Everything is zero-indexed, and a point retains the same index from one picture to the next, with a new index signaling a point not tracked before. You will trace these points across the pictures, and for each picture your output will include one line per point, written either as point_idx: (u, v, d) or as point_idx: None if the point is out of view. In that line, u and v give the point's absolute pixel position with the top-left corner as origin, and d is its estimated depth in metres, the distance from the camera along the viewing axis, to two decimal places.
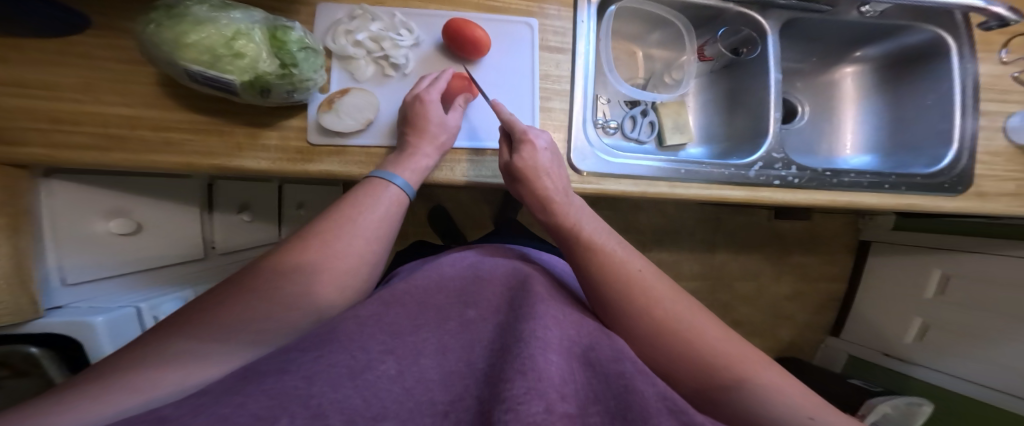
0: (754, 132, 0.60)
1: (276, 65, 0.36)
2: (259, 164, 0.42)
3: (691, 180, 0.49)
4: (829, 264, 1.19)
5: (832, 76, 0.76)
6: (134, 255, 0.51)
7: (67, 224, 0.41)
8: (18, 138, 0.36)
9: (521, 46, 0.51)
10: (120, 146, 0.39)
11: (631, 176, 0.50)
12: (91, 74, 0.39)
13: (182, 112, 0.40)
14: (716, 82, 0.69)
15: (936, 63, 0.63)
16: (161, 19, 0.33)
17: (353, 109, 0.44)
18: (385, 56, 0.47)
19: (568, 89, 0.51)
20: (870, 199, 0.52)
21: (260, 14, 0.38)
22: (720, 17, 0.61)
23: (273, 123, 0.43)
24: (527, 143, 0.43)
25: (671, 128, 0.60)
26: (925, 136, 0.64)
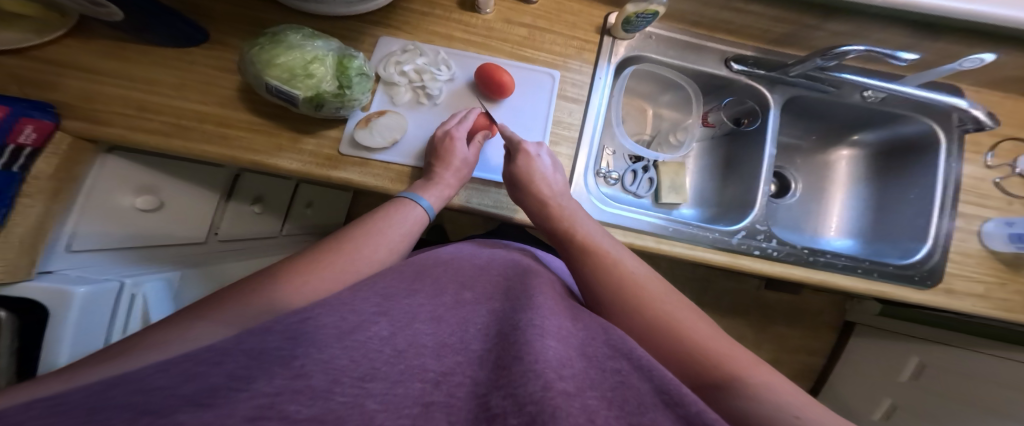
0: (742, 202, 0.65)
1: (335, 85, 0.42)
2: (291, 164, 0.46)
3: (678, 239, 0.53)
4: (813, 337, 1.22)
5: (829, 157, 0.82)
6: (143, 231, 0.55)
7: (100, 193, 0.48)
8: (105, 121, 0.43)
9: (541, 91, 0.55)
10: (180, 133, 0.44)
11: (622, 227, 0.53)
12: (187, 77, 0.46)
13: (246, 114, 0.46)
14: (716, 148, 0.74)
15: (924, 156, 0.68)
16: (266, 44, 0.40)
17: (384, 129, 0.49)
18: (422, 86, 0.53)
19: (576, 137, 0.55)
20: (843, 281, 0.56)
21: (337, 44, 0.44)
22: (729, 87, 0.66)
23: (313, 131, 0.48)
24: (523, 152, 0.48)
25: (668, 187, 0.64)
26: (904, 230, 0.68)
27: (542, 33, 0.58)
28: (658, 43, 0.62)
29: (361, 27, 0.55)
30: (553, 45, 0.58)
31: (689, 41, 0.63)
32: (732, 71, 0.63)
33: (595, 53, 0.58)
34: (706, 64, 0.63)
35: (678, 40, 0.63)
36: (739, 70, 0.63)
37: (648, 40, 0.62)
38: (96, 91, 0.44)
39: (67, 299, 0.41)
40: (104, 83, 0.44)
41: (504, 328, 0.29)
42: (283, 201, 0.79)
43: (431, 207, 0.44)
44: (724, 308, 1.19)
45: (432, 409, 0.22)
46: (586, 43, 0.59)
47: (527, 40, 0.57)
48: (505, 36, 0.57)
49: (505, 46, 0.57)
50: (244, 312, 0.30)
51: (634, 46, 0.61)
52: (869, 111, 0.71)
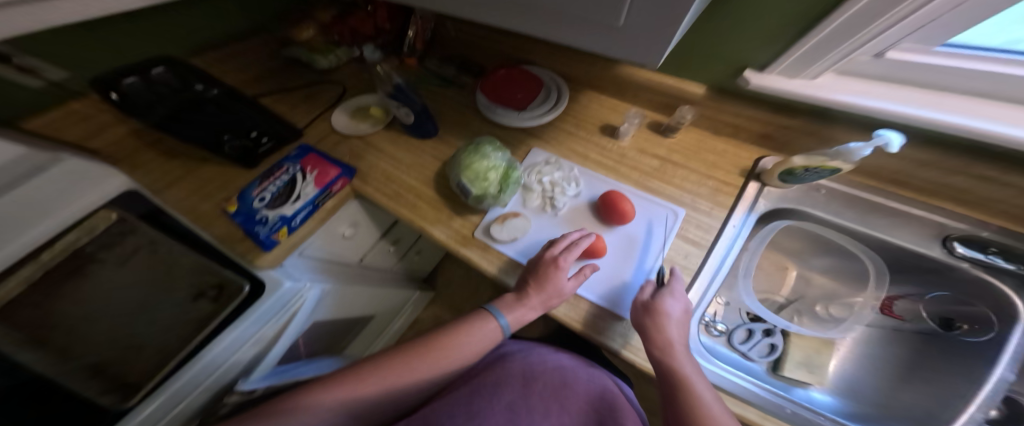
0: (925, 416, 0.47)
1: (497, 188, 0.57)
2: (442, 235, 0.62)
3: (794, 422, 0.42)
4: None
5: None
6: (330, 249, 0.77)
7: (331, 223, 0.72)
8: (369, 181, 0.70)
9: (657, 227, 0.55)
10: (394, 198, 0.69)
11: (722, 390, 0.45)
12: (416, 159, 0.72)
13: (431, 192, 0.68)
14: (897, 342, 0.54)
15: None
16: (470, 150, 0.59)
17: (513, 228, 0.58)
18: (551, 197, 0.60)
19: (688, 281, 0.50)
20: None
21: (509, 156, 0.61)
22: (944, 272, 0.50)
23: (463, 214, 0.64)
24: (670, 293, 0.46)
25: (797, 361, 0.53)
26: None
27: (675, 167, 0.59)
28: (829, 198, 0.53)
29: (518, 139, 0.68)
30: (685, 181, 0.57)
31: (868, 199, 0.52)
32: (952, 255, 0.48)
33: (733, 197, 0.55)
34: (894, 232, 0.50)
35: (859, 197, 0.52)
36: (965, 255, 0.48)
37: (815, 193, 0.54)
38: (367, 156, 0.73)
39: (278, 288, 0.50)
40: (371, 150, 0.73)
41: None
42: (405, 247, 1.05)
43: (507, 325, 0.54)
44: None
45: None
46: (723, 184, 0.56)
47: (656, 172, 0.59)
48: (635, 164, 0.61)
49: (632, 174, 0.60)
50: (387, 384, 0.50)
51: (789, 198, 0.54)
52: None
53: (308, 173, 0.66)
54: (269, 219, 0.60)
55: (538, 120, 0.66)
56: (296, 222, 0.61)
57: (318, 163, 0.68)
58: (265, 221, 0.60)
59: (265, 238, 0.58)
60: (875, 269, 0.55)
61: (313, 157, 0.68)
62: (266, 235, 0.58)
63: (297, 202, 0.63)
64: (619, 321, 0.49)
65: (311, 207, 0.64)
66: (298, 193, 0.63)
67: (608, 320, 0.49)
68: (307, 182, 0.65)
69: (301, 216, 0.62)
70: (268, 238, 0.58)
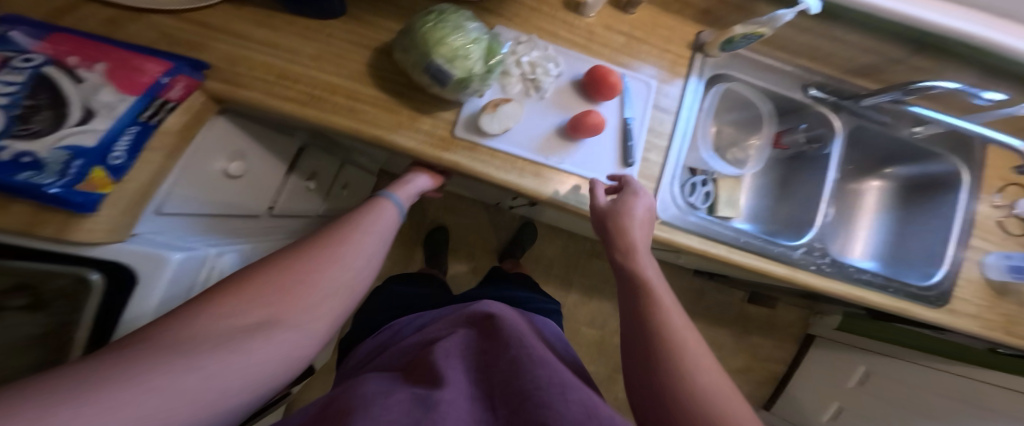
0: (799, 221, 0.70)
1: (483, 68, 0.45)
2: (409, 142, 0.49)
3: (749, 251, 0.55)
4: (779, 347, 1.52)
5: (860, 186, 0.87)
6: (223, 199, 0.55)
7: (201, 157, 0.48)
8: (246, 84, 0.47)
9: (639, 100, 0.58)
10: (313, 103, 0.48)
11: (703, 236, 0.55)
12: (324, 48, 0.50)
13: (373, 90, 0.50)
14: (772, 169, 0.80)
15: (943, 194, 0.75)
16: (433, 21, 0.43)
17: (504, 116, 0.51)
18: (534, 79, 0.54)
19: (666, 145, 0.58)
20: (878, 297, 0.60)
21: (484, 28, 0.46)
22: (801, 112, 0.71)
23: (429, 111, 0.51)
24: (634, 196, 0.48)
25: (725, 202, 0.68)
26: (919, 252, 0.76)
27: (638, 43, 0.61)
28: (745, 63, 0.67)
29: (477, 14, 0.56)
30: (648, 56, 0.61)
31: (765, 61, 0.67)
32: (809, 96, 0.68)
33: (686, 66, 0.62)
34: (779, 84, 0.67)
35: (761, 62, 0.67)
36: (816, 96, 0.68)
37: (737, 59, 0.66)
38: (243, 55, 0.48)
39: (161, 264, 0.39)
40: (250, 49, 0.48)
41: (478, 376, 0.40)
42: (329, 180, 0.85)
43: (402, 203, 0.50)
44: (713, 315, 1.49)
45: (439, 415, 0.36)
46: (679, 57, 0.62)
47: (625, 48, 0.60)
48: (605, 41, 0.60)
49: (604, 50, 0.59)
50: (291, 286, 0.32)
51: (720, 64, 0.64)
52: (910, 147, 0.76)
53: (91, 70, 0.39)
54: (45, 159, 0.34)
55: None
56: (115, 156, 0.37)
57: (113, 56, 0.41)
58: (40, 165, 0.33)
59: (69, 196, 0.34)
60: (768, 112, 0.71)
61: (89, 46, 0.41)
62: (62, 191, 0.33)
63: (104, 120, 0.37)
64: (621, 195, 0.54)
65: (138, 128, 0.39)
66: (90, 105, 0.38)
67: (611, 197, 0.53)
68: (100, 86, 0.39)
69: (122, 144, 0.37)
70: (76, 195, 0.34)
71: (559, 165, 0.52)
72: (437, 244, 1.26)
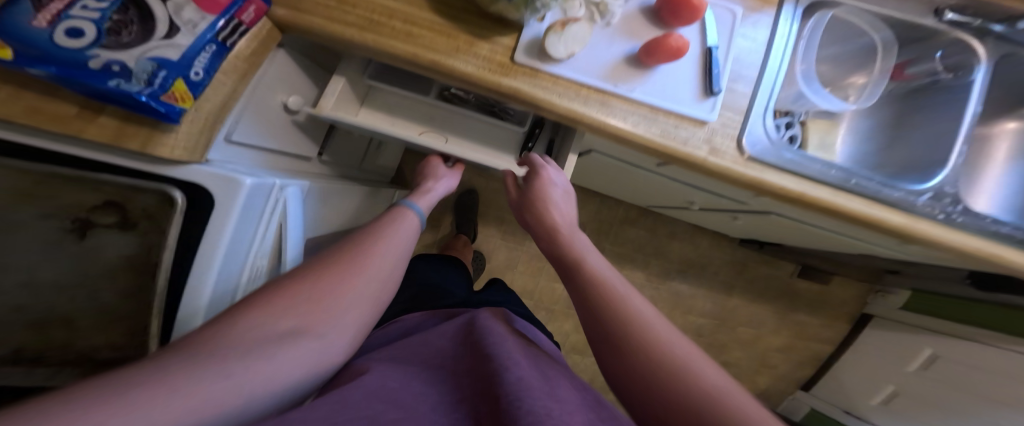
0: (927, 162, 0.62)
1: None
2: (467, 67, 0.46)
3: (858, 194, 0.50)
4: (828, 327, 1.42)
5: (992, 129, 0.75)
6: (280, 136, 0.55)
7: (265, 87, 0.48)
8: (310, 10, 0.45)
9: (721, 27, 0.53)
10: (371, 27, 0.46)
11: (799, 175, 0.50)
12: None
13: (428, 14, 0.47)
14: (882, 107, 0.72)
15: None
16: None
17: (571, 38, 0.47)
18: (600, 3, 0.50)
19: (756, 77, 0.53)
20: (1012, 253, 0.51)
21: None
22: (927, 40, 0.63)
23: (486, 37, 0.47)
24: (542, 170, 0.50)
25: (817, 145, 0.63)
26: None
27: None
28: None
29: None
30: None
31: None
32: (944, 21, 0.60)
33: None
34: (904, 10, 0.60)
35: None
36: (952, 21, 0.60)
37: None
38: None
39: (235, 187, 0.37)
40: None
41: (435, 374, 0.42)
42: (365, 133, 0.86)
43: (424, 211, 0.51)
44: (757, 289, 1.41)
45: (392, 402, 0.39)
46: None
47: None
48: None
49: None
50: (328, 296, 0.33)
51: None
52: None
53: None
54: (135, 71, 0.34)
55: None
56: (196, 72, 0.37)
57: None
58: (130, 76, 0.34)
59: (154, 106, 0.34)
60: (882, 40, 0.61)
61: None
62: (149, 100, 0.33)
63: (186, 36, 0.38)
64: (702, 128, 0.50)
65: (215, 48, 0.39)
66: (175, 21, 0.38)
67: (690, 130, 0.50)
68: (182, 4, 0.39)
69: (201, 63, 0.38)
70: (161, 105, 0.34)
71: (631, 93, 0.49)
72: (468, 207, 1.25)
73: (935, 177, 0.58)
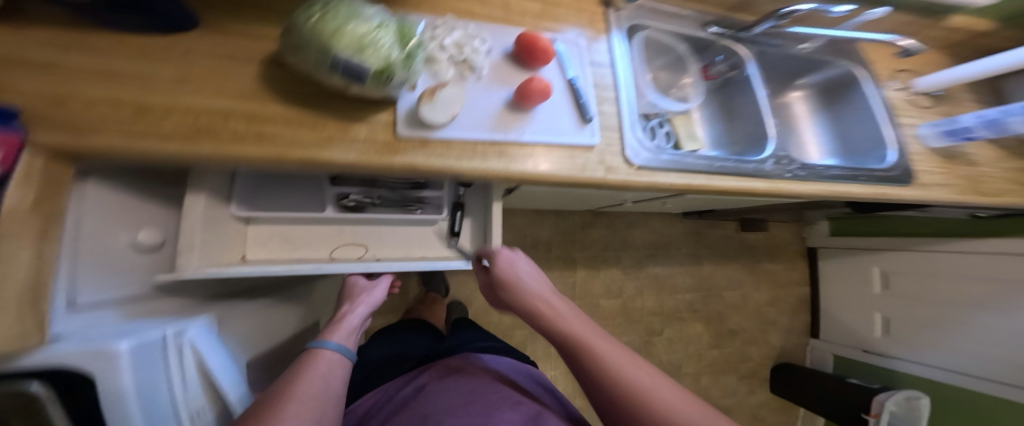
0: (754, 135, 0.74)
1: (402, 52, 0.39)
2: (348, 156, 0.43)
3: (725, 173, 0.59)
4: (791, 268, 1.56)
5: (783, 101, 0.95)
6: (132, 276, 0.47)
7: (91, 232, 0.40)
8: (118, 126, 0.36)
9: (574, 59, 0.59)
10: (204, 137, 0.39)
11: (678, 170, 0.58)
12: (187, 69, 0.41)
13: (277, 106, 0.42)
14: (710, 99, 0.82)
15: (849, 90, 0.84)
16: (323, 10, 0.36)
17: (445, 102, 0.46)
18: (465, 59, 0.51)
19: (613, 96, 0.59)
20: (854, 188, 0.64)
21: (387, 13, 0.41)
22: (710, 49, 0.76)
23: (361, 118, 0.45)
24: (506, 261, 0.55)
25: (686, 136, 0.73)
26: (862, 139, 0.82)
27: (554, 8, 0.63)
28: (648, 12, 0.70)
29: None
30: (567, 18, 0.63)
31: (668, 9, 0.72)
32: (712, 33, 0.73)
33: (603, 23, 0.65)
34: (687, 27, 0.73)
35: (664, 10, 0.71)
36: (717, 32, 0.74)
37: (639, 10, 0.69)
38: (90, 92, 0.36)
39: (113, 361, 0.31)
40: (103, 83, 0.37)
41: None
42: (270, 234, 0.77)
43: (340, 346, 0.53)
44: (717, 251, 1.47)
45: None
46: (595, 15, 0.65)
47: (543, 15, 0.62)
48: (521, 10, 0.60)
49: (526, 20, 0.60)
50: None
51: (630, 16, 0.68)
52: (805, 61, 0.86)
53: None
54: None
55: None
56: None
57: None
58: None
59: None
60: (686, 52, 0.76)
61: None
62: None
63: None
64: (592, 153, 0.54)
65: None
66: None
67: (583, 156, 0.54)
68: None
69: None
70: None
71: (519, 138, 0.51)
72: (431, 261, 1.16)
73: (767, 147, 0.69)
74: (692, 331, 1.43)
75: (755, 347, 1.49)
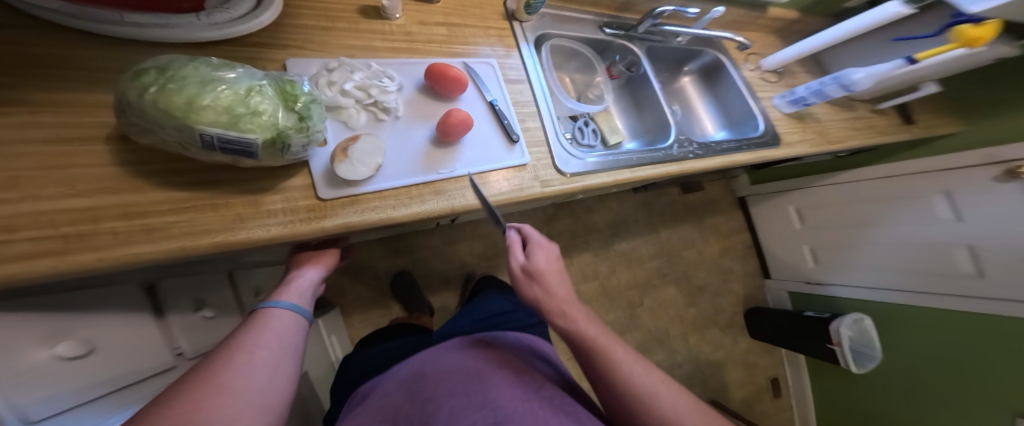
0: (659, 124, 0.81)
1: (290, 117, 0.38)
2: (267, 231, 0.41)
3: (643, 164, 0.65)
4: (733, 219, 1.69)
5: (679, 85, 1.10)
6: (79, 387, 0.39)
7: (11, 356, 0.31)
8: None
9: (490, 79, 0.59)
10: (78, 246, 0.33)
11: (605, 169, 0.62)
12: (16, 166, 0.33)
13: (159, 191, 0.38)
14: (620, 92, 0.90)
15: (718, 71, 1.01)
16: (173, 85, 0.32)
17: (364, 155, 0.44)
18: (375, 102, 0.50)
19: (534, 110, 0.61)
20: (743, 156, 0.75)
21: (258, 72, 0.39)
22: (608, 47, 0.84)
23: (270, 187, 0.43)
24: (537, 252, 0.52)
25: (609, 130, 0.79)
26: (740, 113, 0.98)
27: (459, 28, 0.63)
28: (550, 20, 0.74)
29: (257, 55, 0.48)
30: (475, 37, 0.63)
31: (566, 15, 0.77)
32: (606, 34, 0.81)
33: (512, 37, 0.67)
34: (585, 31, 0.79)
35: (563, 16, 0.77)
36: (610, 33, 0.81)
37: (541, 20, 0.73)
38: None
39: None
40: None
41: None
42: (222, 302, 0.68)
43: (294, 304, 0.45)
44: (669, 216, 1.58)
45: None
46: (502, 30, 0.67)
47: (451, 37, 0.61)
48: (427, 36, 0.60)
49: (432, 46, 0.59)
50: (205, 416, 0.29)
51: (537, 26, 0.72)
52: (684, 49, 1.01)
53: None
54: None
55: (244, 28, 0.46)
56: None
57: None
58: None
59: None
60: (593, 55, 0.83)
61: None
62: None
63: None
64: (525, 170, 0.56)
65: None
66: None
67: (517, 176, 0.55)
68: None
69: None
70: None
71: (450, 173, 0.51)
72: (410, 287, 1.09)
73: (670, 135, 0.76)
74: (666, 294, 1.51)
75: (723, 297, 1.61)
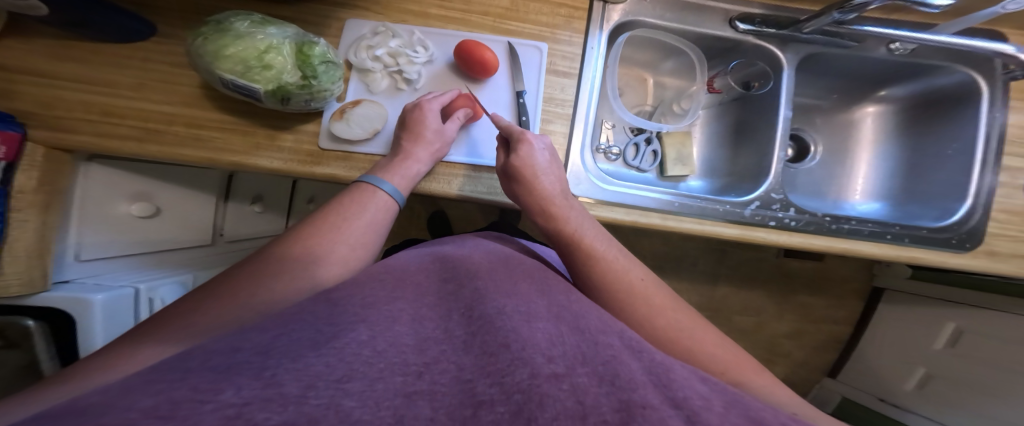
0: (756, 170, 0.60)
1: (298, 76, 0.40)
2: (272, 163, 0.45)
3: (685, 215, 0.51)
4: (838, 306, 1.21)
5: (852, 115, 0.75)
6: (147, 238, 0.55)
7: (94, 204, 0.48)
8: (72, 128, 0.42)
9: (530, 69, 0.53)
10: (152, 138, 0.44)
11: (626, 205, 0.51)
12: (144, 76, 0.45)
13: (213, 112, 0.45)
14: (726, 114, 0.69)
15: (961, 110, 0.61)
16: (212, 34, 0.38)
17: (362, 119, 0.47)
18: (399, 71, 0.50)
19: (571, 113, 0.53)
20: (864, 247, 0.53)
21: (294, 30, 0.41)
22: (736, 49, 0.60)
23: (290, 127, 0.46)
24: (525, 143, 0.44)
25: (674, 159, 0.64)
26: (938, 188, 0.63)
27: (526, 2, 0.54)
28: (654, 5, 0.57)
29: (324, 10, 0.51)
30: (539, 15, 0.54)
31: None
32: (737, 32, 0.57)
33: (585, 21, 0.55)
34: (706, 26, 0.57)
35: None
36: (745, 31, 0.57)
37: (640, 3, 0.57)
38: (60, 96, 0.42)
39: (87, 307, 0.44)
40: (75, 89, 0.43)
41: (469, 309, 0.28)
42: (284, 203, 0.81)
43: (397, 190, 0.42)
44: (745, 275, 1.21)
45: (415, 398, 0.20)
46: (575, 10, 0.55)
47: (510, 12, 0.54)
48: (484, 8, 0.54)
49: (486, 20, 0.54)
50: (246, 294, 0.30)
51: (627, 11, 0.56)
52: (899, 64, 0.63)
53: None
54: None
55: None
56: None
57: None
58: None
59: None
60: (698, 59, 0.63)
61: None
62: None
63: None
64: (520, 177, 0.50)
65: None
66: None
67: None
68: None
69: None
70: None
71: (444, 159, 0.49)
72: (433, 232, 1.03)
73: (758, 188, 0.58)
74: None
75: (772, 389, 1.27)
